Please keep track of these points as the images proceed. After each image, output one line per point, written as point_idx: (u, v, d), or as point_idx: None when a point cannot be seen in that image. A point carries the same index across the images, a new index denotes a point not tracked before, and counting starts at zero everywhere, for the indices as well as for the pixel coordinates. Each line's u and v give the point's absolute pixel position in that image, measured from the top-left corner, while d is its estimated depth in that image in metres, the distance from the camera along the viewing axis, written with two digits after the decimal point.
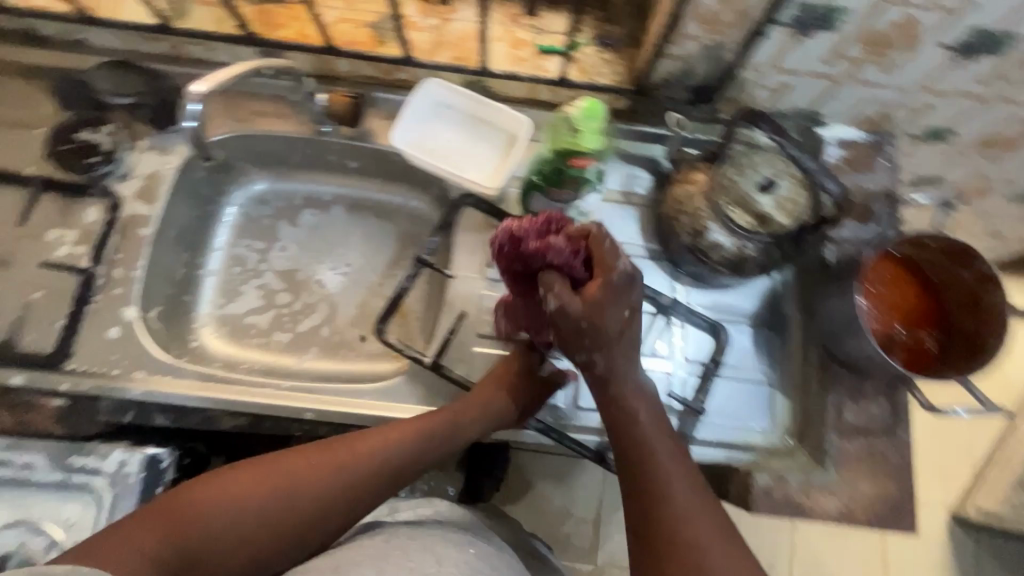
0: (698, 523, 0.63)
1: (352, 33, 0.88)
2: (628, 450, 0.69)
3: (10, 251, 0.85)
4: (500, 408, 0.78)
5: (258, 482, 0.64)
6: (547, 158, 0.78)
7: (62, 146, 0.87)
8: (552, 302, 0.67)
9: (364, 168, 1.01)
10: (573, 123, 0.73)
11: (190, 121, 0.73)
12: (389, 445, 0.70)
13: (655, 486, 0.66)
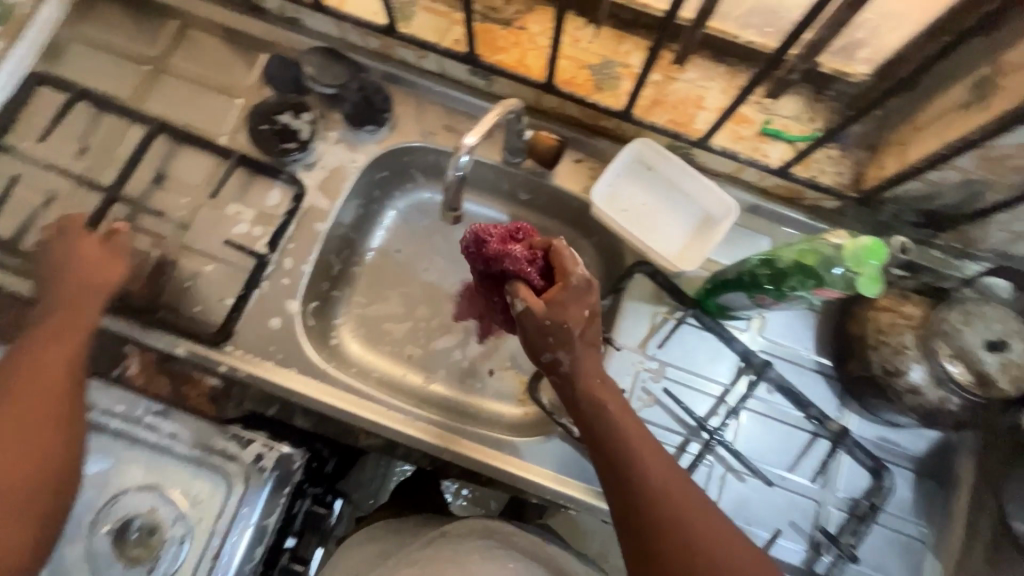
0: (681, 517, 0.59)
1: (571, 72, 0.84)
2: (593, 441, 0.64)
3: (191, 216, 0.86)
4: (110, 276, 0.73)
5: (5, 474, 0.60)
6: (785, 270, 0.68)
7: (263, 125, 0.86)
8: (520, 307, 0.64)
9: (533, 202, 0.97)
10: (849, 259, 0.62)
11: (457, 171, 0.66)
12: (63, 364, 0.66)
13: (629, 475, 0.61)
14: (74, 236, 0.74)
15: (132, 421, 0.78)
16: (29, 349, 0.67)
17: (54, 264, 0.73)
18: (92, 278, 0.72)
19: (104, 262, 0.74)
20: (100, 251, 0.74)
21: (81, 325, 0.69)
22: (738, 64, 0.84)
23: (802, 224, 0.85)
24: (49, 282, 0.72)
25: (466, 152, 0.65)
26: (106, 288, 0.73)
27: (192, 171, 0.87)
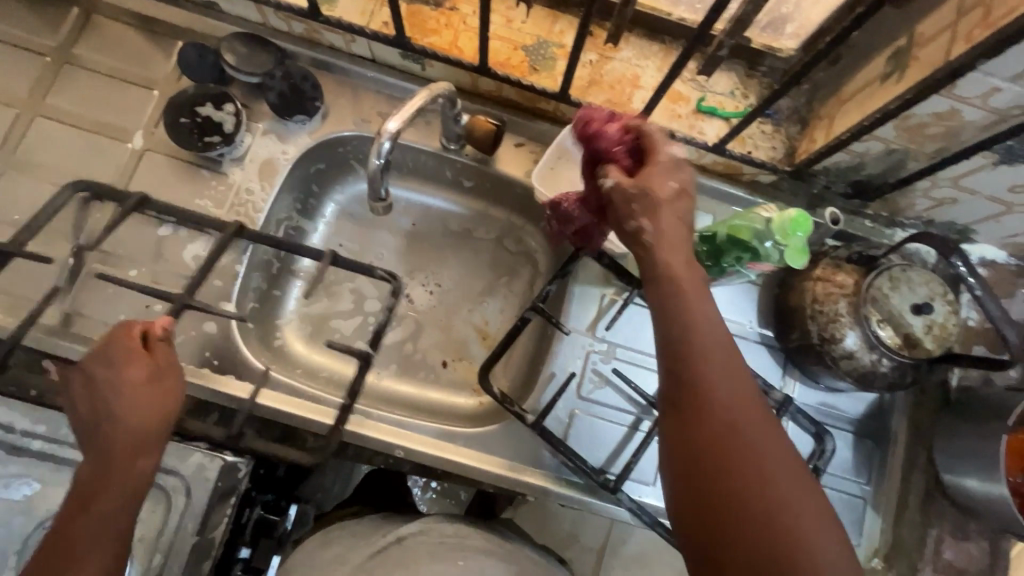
0: (758, 448, 0.47)
1: (505, 54, 0.82)
2: (666, 342, 0.52)
3: (108, 217, 0.80)
4: (162, 407, 0.58)
5: None
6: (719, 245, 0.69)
7: (182, 118, 0.80)
8: (608, 181, 0.60)
9: (478, 189, 0.95)
10: (776, 233, 0.62)
11: (378, 158, 0.63)
12: (106, 513, 0.53)
13: (703, 390, 0.49)
14: (119, 356, 0.59)
15: (56, 441, 0.74)
16: (86, 506, 0.53)
17: (88, 407, 0.58)
18: (154, 416, 0.58)
19: (148, 389, 0.58)
20: (145, 369, 0.59)
21: (134, 480, 0.55)
22: (671, 42, 0.84)
23: (741, 199, 0.87)
24: (99, 430, 0.57)
25: (388, 138, 0.62)
26: (162, 424, 0.58)
27: (108, 171, 0.82)
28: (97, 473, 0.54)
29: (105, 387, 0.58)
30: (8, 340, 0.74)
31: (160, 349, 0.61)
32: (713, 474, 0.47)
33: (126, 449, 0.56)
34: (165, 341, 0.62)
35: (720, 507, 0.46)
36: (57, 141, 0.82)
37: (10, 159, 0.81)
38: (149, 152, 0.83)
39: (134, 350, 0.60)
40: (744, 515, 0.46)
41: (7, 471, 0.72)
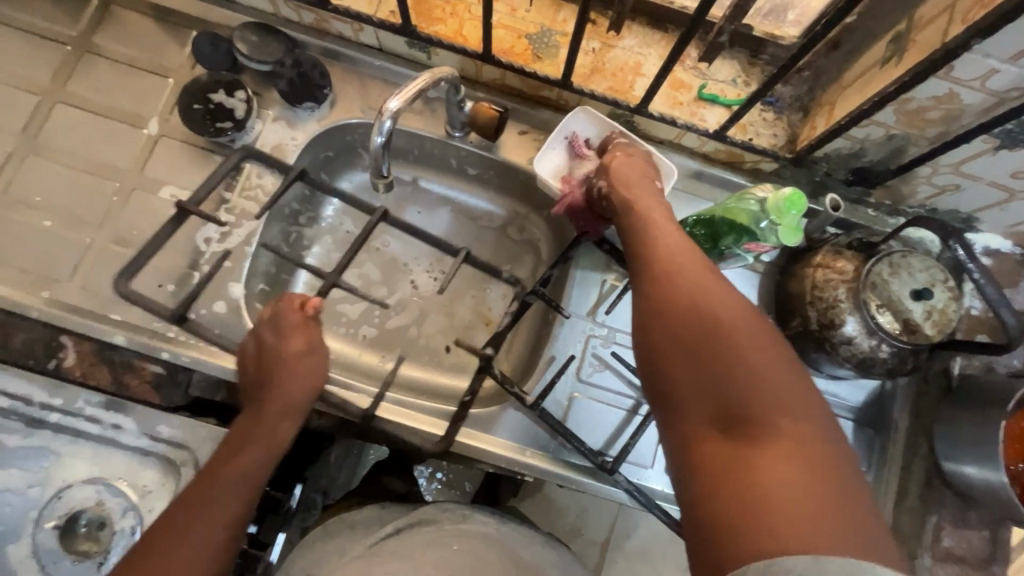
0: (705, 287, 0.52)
1: (509, 42, 0.83)
2: (636, 237, 0.60)
3: (123, 201, 0.83)
4: (317, 372, 0.73)
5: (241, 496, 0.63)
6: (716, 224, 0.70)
7: (195, 105, 0.83)
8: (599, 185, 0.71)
9: (482, 177, 0.97)
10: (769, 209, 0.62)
11: (378, 136, 0.64)
12: (255, 455, 0.66)
13: (665, 258, 0.56)
14: (287, 323, 0.73)
15: (72, 414, 0.77)
16: (246, 437, 0.67)
17: (254, 361, 0.73)
18: (303, 382, 0.72)
19: (305, 357, 0.73)
20: (303, 337, 0.73)
21: (280, 433, 0.69)
22: (674, 30, 0.85)
23: (742, 187, 0.89)
24: (264, 381, 0.71)
25: (388, 118, 0.64)
26: (310, 390, 0.72)
27: (124, 156, 0.85)
28: (259, 419, 0.69)
29: (279, 355, 0.72)
30: (27, 316, 0.77)
31: (313, 326, 0.75)
32: (677, 328, 0.51)
33: (286, 407, 0.70)
34: (314, 318, 0.75)
35: (674, 359, 0.50)
36: (76, 127, 0.85)
37: (31, 144, 0.84)
38: (164, 138, 0.86)
39: (297, 319, 0.74)
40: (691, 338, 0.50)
41: (29, 442, 0.77)
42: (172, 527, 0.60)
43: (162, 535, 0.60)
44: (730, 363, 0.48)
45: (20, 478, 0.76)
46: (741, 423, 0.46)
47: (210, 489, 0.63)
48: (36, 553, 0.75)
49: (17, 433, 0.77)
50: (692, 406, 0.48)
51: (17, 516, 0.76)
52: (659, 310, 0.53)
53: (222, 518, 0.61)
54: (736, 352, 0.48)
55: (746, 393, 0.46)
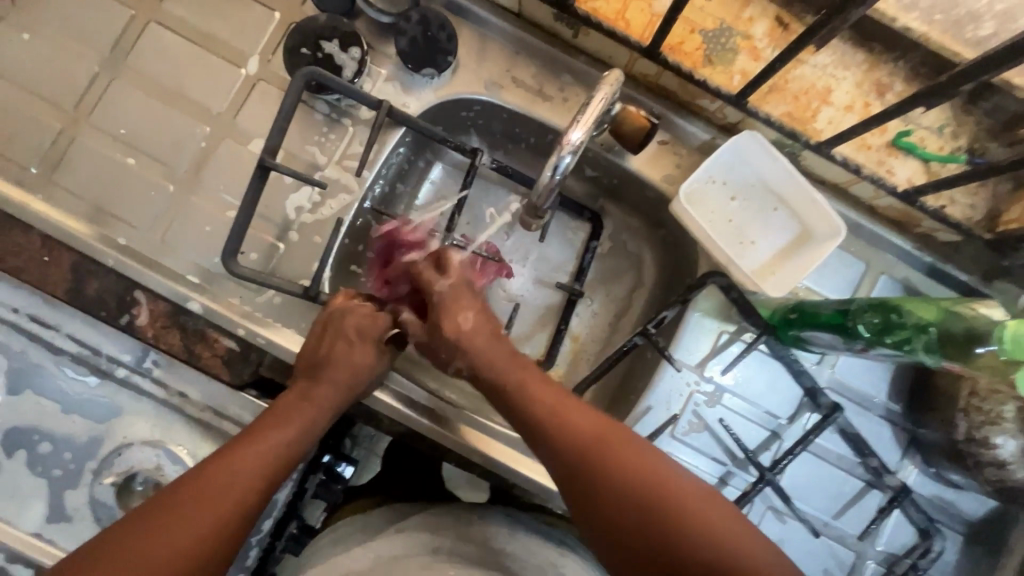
0: (624, 475, 0.58)
1: (680, 36, 0.69)
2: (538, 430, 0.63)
3: (211, 148, 0.75)
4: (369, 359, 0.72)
5: (234, 480, 0.59)
6: (919, 329, 0.58)
7: (302, 54, 0.72)
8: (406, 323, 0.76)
9: (601, 181, 0.85)
10: (1009, 348, 0.49)
11: (551, 175, 0.57)
12: (290, 438, 0.64)
13: (589, 470, 0.60)
14: (354, 313, 0.72)
15: (139, 373, 0.73)
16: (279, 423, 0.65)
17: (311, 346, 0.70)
18: (357, 371, 0.71)
19: (359, 352, 0.71)
20: (356, 333, 0.72)
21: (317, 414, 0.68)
22: (881, 53, 0.69)
23: (906, 253, 0.76)
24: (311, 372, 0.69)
25: (569, 151, 0.55)
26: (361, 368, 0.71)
27: (215, 96, 0.75)
28: (309, 398, 0.68)
29: (319, 352, 0.70)
30: (102, 263, 0.72)
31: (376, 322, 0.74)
32: (620, 516, 0.57)
33: (339, 384, 0.69)
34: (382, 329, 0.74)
35: (609, 513, 0.58)
36: (167, 52, 0.75)
37: (119, 66, 0.75)
38: (262, 82, 0.76)
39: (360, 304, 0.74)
40: (640, 538, 0.56)
41: (93, 390, 0.74)
42: (178, 496, 0.56)
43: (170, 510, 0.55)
44: (616, 484, 0.58)
45: (82, 426, 0.73)
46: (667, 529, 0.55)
47: (242, 453, 0.61)
48: (91, 505, 0.73)
49: (79, 380, 0.73)
50: (631, 533, 0.56)
51: (76, 464, 0.73)
52: (570, 467, 0.61)
53: (246, 482, 0.59)
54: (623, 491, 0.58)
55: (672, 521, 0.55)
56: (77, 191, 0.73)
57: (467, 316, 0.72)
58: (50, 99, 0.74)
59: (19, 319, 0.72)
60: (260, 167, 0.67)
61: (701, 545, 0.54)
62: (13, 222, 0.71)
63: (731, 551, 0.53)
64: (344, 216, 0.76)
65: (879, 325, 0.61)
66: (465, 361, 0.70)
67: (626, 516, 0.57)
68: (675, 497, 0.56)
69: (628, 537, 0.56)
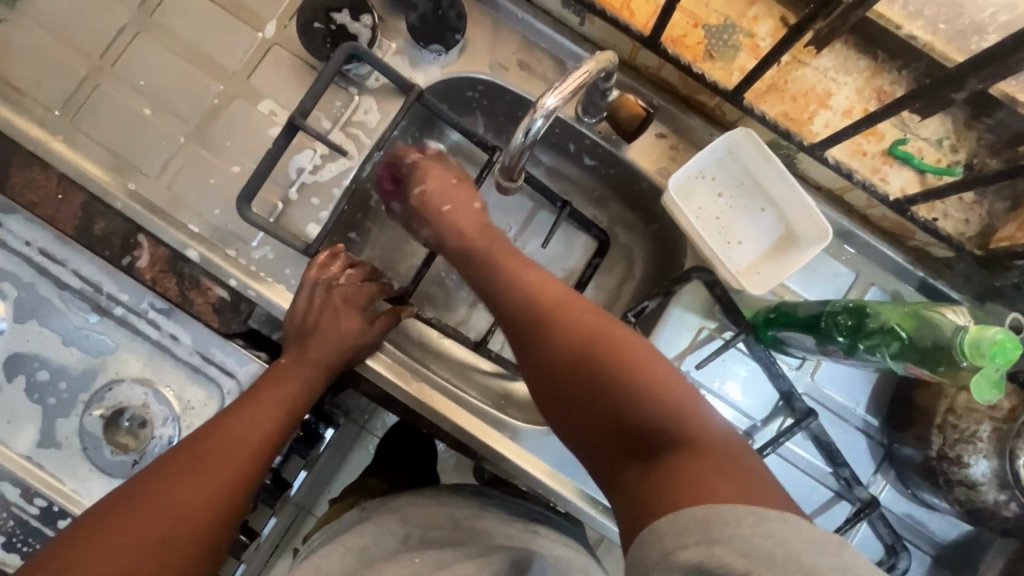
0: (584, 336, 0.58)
1: (683, 29, 0.69)
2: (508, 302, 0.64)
3: (223, 105, 0.78)
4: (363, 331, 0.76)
5: (244, 441, 0.63)
6: (884, 333, 0.58)
7: (315, 24, 0.76)
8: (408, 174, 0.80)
9: (598, 170, 0.85)
10: (968, 352, 0.50)
11: (522, 136, 0.58)
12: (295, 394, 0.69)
13: (551, 325, 0.60)
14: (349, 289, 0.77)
15: (136, 313, 0.75)
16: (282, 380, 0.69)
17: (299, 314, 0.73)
18: (344, 337, 0.74)
19: (347, 319, 0.75)
20: (352, 311, 0.76)
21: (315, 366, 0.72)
22: (884, 61, 0.69)
23: (897, 265, 0.75)
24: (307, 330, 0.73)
25: (542, 115, 0.56)
26: (357, 333, 0.75)
27: (232, 57, 0.79)
28: (302, 356, 0.71)
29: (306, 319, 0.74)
30: (112, 206, 0.75)
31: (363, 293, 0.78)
32: (575, 383, 0.57)
33: (329, 348, 0.73)
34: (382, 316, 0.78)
35: (570, 376, 0.57)
36: (190, 11, 0.79)
37: (145, 21, 0.79)
38: (277, 46, 0.79)
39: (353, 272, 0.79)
40: (598, 403, 0.55)
41: (92, 326, 0.77)
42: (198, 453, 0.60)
43: (198, 465, 0.60)
44: (576, 339, 0.58)
45: (79, 358, 0.77)
46: (624, 389, 0.54)
47: (250, 413, 0.65)
48: (80, 435, 0.77)
49: (80, 316, 0.77)
50: (591, 397, 0.55)
51: (70, 394, 0.77)
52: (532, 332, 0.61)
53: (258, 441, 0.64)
54: (581, 353, 0.57)
55: (630, 384, 0.54)
56: (97, 137, 0.78)
57: (476, 204, 0.76)
58: (80, 48, 0.78)
59: (30, 252, 0.74)
60: (288, 125, 0.71)
61: (662, 412, 0.52)
62: (32, 159, 0.75)
63: (693, 420, 0.52)
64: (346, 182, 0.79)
65: (850, 326, 0.60)
66: (433, 229, 0.75)
67: (580, 378, 0.56)
68: (635, 362, 0.55)
69: (581, 398, 0.56)
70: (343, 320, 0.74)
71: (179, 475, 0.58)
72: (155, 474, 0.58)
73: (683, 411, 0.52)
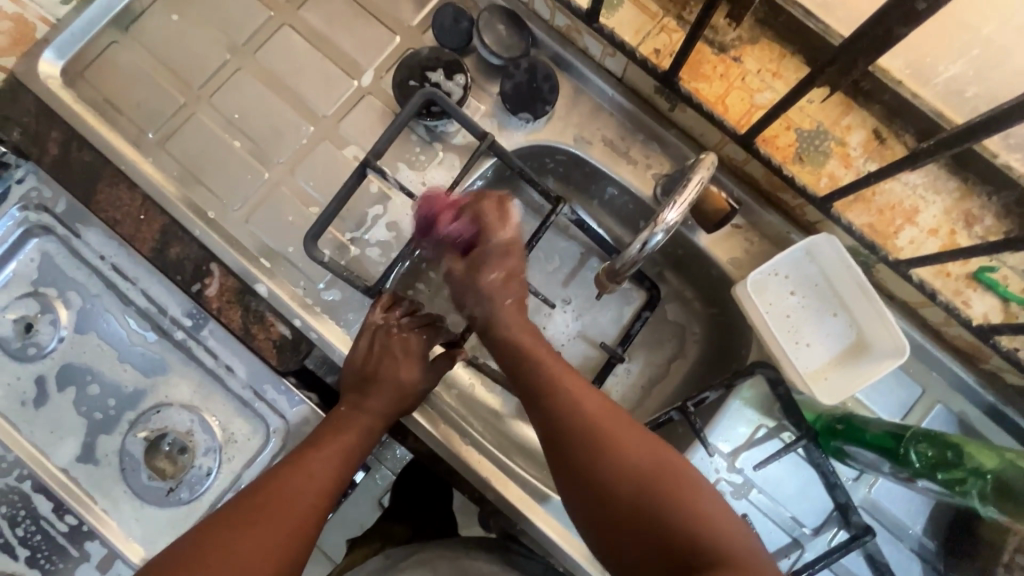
0: (624, 449, 0.54)
1: (775, 130, 0.70)
2: (537, 389, 0.59)
3: (311, 147, 0.81)
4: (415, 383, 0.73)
5: (305, 484, 0.63)
6: (975, 473, 0.56)
7: (412, 81, 0.78)
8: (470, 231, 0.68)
9: (665, 249, 0.85)
10: None
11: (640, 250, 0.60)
12: (352, 442, 0.68)
13: (583, 430, 0.55)
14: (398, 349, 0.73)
15: (195, 339, 0.76)
16: (338, 432, 0.68)
17: (361, 358, 0.73)
18: (401, 386, 0.72)
19: (405, 364, 0.72)
20: (407, 362, 0.73)
21: (374, 412, 0.70)
22: (975, 184, 0.69)
23: (969, 387, 0.73)
24: (365, 386, 0.71)
25: (661, 230, 0.59)
26: (409, 383, 0.72)
27: (325, 100, 0.81)
28: (362, 401, 0.70)
29: (363, 365, 0.72)
30: (189, 231, 0.76)
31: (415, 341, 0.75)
32: (612, 501, 0.52)
33: (388, 397, 0.71)
34: (439, 363, 0.74)
35: (607, 498, 0.52)
36: (292, 52, 0.82)
37: (247, 58, 0.82)
38: (369, 96, 0.81)
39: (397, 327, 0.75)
40: (641, 527, 0.50)
41: (148, 345, 0.77)
42: (264, 499, 0.61)
43: (262, 512, 0.60)
44: (612, 448, 0.54)
45: (131, 376, 0.77)
46: (671, 518, 0.50)
47: (308, 461, 0.65)
48: (120, 454, 0.76)
49: (140, 334, 0.77)
50: (634, 520, 0.51)
51: (116, 411, 0.76)
52: (568, 442, 0.55)
53: (322, 484, 0.64)
54: (616, 466, 0.53)
55: (679, 512, 0.50)
56: (183, 160, 0.80)
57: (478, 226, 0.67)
58: (180, 76, 0.81)
59: (103, 266, 0.76)
60: (361, 166, 0.73)
61: (714, 550, 0.48)
62: (119, 177, 0.76)
63: (737, 551, 0.48)
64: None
65: (932, 458, 0.59)
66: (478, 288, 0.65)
67: (617, 492, 0.52)
68: (676, 488, 0.51)
69: (624, 519, 0.51)
70: (397, 368, 0.72)
71: (242, 522, 0.58)
72: (226, 517, 0.59)
73: (717, 532, 0.49)
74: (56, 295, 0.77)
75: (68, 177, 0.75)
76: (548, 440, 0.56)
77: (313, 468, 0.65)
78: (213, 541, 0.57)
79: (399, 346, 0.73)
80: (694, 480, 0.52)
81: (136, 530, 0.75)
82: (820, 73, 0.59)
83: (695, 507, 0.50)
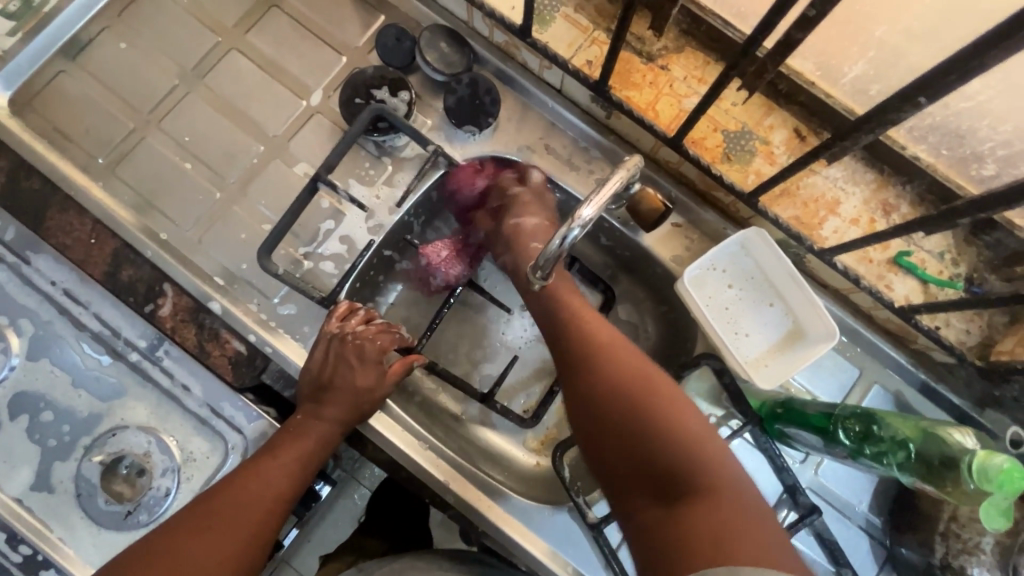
0: (628, 373, 0.61)
1: (703, 132, 0.75)
2: (557, 319, 0.68)
3: (263, 166, 0.83)
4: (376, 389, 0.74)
5: (255, 496, 0.64)
6: (892, 442, 0.59)
7: (358, 99, 0.81)
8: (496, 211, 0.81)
9: (613, 251, 0.88)
10: (974, 475, 0.51)
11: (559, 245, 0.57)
12: (308, 451, 0.69)
13: (592, 355, 0.63)
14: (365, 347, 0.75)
15: (150, 360, 0.76)
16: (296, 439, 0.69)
17: (319, 364, 0.73)
18: (359, 393, 0.73)
19: (362, 374, 0.74)
20: (367, 371, 0.74)
21: (331, 418, 0.71)
22: (890, 175, 0.73)
23: (902, 366, 0.77)
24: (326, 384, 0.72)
25: (578, 225, 0.56)
26: (366, 390, 0.73)
27: (275, 121, 0.84)
28: (323, 406, 0.72)
29: (320, 372, 0.73)
30: (141, 253, 0.77)
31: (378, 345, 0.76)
32: (611, 417, 0.59)
33: (346, 406, 0.72)
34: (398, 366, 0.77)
35: (607, 413, 0.60)
36: (241, 75, 0.84)
37: (196, 82, 0.84)
38: (319, 115, 0.84)
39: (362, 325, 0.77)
40: (634, 442, 0.58)
41: (103, 368, 0.76)
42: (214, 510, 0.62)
43: (214, 524, 0.62)
44: (614, 371, 0.62)
45: (85, 402, 0.76)
46: (659, 436, 0.57)
47: (263, 468, 0.66)
48: (76, 480, 0.75)
49: (93, 358, 0.76)
50: (629, 435, 0.58)
51: (71, 438, 0.75)
52: (579, 363, 0.64)
53: (273, 495, 0.65)
54: (617, 386, 0.60)
55: (669, 430, 0.57)
56: (135, 185, 0.81)
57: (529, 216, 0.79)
58: (130, 102, 0.83)
59: (54, 292, 0.75)
60: (312, 181, 0.75)
61: (695, 468, 0.55)
62: (69, 204, 0.77)
63: (716, 472, 0.55)
64: (375, 240, 0.82)
65: (858, 433, 0.63)
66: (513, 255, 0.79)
67: (614, 409, 0.59)
68: (673, 412, 0.58)
69: (619, 432, 0.59)
70: (354, 377, 0.73)
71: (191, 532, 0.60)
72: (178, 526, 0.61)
73: (704, 453, 0.56)
74: (7, 323, 0.76)
75: (17, 205, 0.76)
76: (562, 363, 0.66)
77: (266, 479, 0.66)
78: (165, 554, 0.59)
79: (357, 350, 0.74)
80: (690, 409, 0.59)
81: (94, 557, 0.74)
82: (727, 77, 0.63)
83: (687, 430, 0.57)
